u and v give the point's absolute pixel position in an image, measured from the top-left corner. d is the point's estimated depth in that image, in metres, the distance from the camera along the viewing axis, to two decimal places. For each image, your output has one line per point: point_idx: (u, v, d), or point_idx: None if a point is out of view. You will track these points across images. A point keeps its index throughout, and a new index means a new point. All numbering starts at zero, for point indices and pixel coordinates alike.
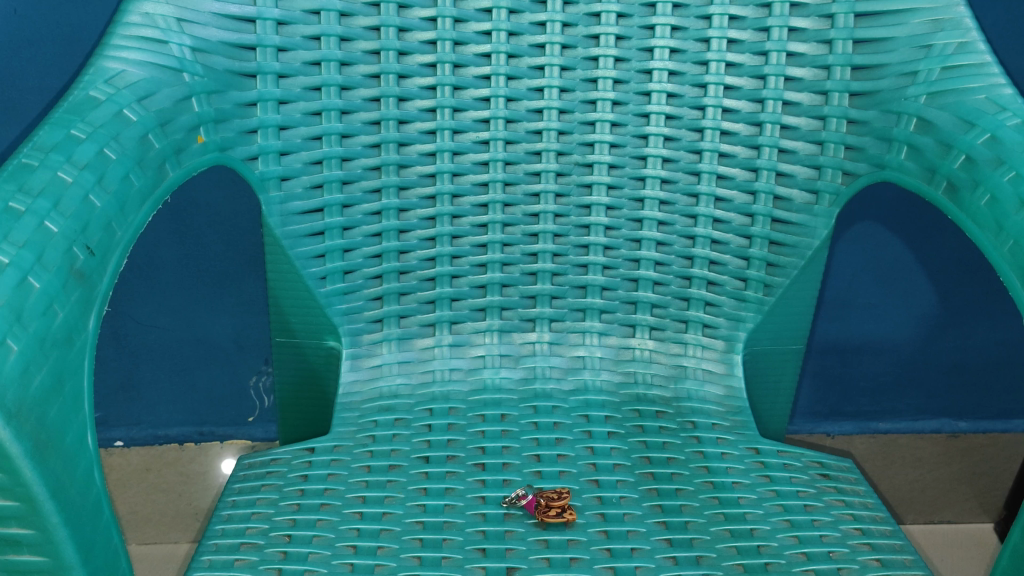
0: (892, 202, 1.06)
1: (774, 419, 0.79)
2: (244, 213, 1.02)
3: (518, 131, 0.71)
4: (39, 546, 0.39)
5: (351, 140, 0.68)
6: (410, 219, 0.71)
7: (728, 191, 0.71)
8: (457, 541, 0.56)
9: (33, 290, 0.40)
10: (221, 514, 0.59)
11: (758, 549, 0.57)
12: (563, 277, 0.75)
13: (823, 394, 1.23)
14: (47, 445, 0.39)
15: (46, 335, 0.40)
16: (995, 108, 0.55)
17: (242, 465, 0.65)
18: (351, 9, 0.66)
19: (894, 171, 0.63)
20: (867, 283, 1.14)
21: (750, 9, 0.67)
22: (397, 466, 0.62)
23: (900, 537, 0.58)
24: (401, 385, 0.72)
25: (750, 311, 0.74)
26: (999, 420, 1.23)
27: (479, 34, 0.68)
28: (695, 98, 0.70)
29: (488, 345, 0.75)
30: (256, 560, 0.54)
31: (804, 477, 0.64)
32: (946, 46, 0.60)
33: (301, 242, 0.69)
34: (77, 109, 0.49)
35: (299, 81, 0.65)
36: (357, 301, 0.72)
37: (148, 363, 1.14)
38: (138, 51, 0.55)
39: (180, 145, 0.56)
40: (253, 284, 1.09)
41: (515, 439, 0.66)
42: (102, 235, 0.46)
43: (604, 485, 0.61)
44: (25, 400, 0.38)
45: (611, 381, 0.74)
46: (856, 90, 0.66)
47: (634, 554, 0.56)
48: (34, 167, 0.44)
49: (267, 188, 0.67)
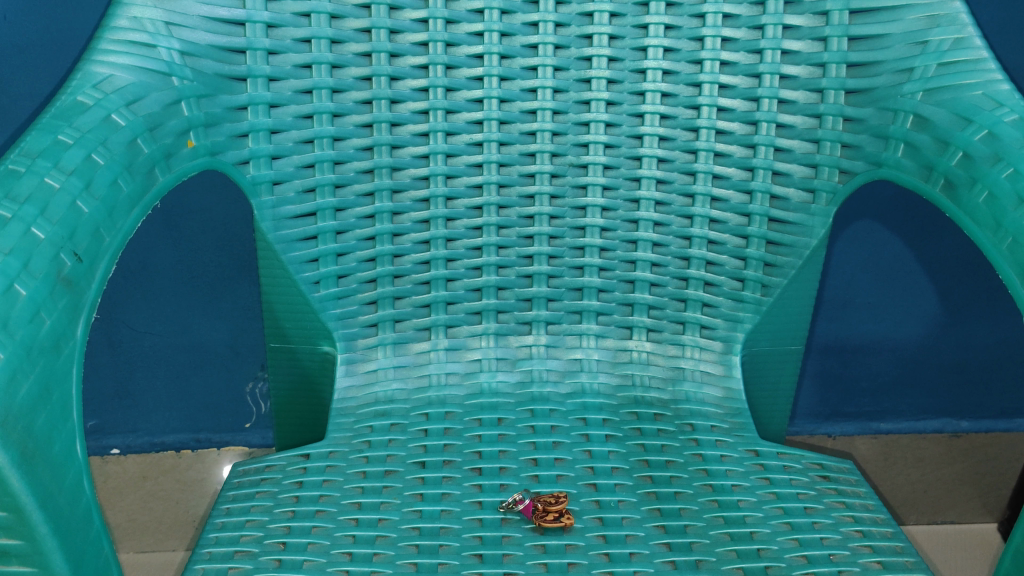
0: (890, 200, 1.06)
1: (775, 420, 0.78)
2: (239, 218, 1.02)
3: (513, 132, 0.70)
4: (27, 556, 0.38)
5: (344, 144, 0.68)
6: (404, 222, 0.71)
7: (725, 191, 0.71)
8: (453, 547, 0.55)
9: (20, 298, 0.40)
10: (214, 522, 0.58)
11: (759, 552, 0.56)
12: (559, 279, 0.74)
13: (823, 395, 1.22)
14: (34, 452, 0.38)
15: (33, 343, 0.40)
16: (992, 105, 0.54)
17: (236, 472, 0.64)
18: (342, 12, 0.66)
19: (890, 168, 0.63)
20: (866, 282, 1.13)
21: (743, 7, 0.67)
22: (393, 471, 0.62)
23: (902, 538, 0.58)
24: (397, 390, 0.71)
25: (748, 312, 0.73)
26: (1001, 420, 1.23)
27: (472, 35, 0.68)
28: (689, 97, 0.69)
29: (484, 349, 0.74)
30: (249, 568, 0.53)
31: (804, 479, 0.63)
32: (942, 42, 0.60)
33: (294, 246, 0.68)
34: (65, 114, 0.49)
35: (290, 84, 0.65)
36: (351, 305, 0.72)
37: (143, 370, 1.13)
38: (126, 56, 0.55)
39: (169, 149, 0.56)
40: (250, 289, 1.08)
41: (512, 443, 0.65)
42: (91, 241, 0.46)
43: (602, 489, 0.61)
44: (12, 408, 0.37)
45: (608, 384, 0.73)
46: (851, 87, 0.65)
47: (633, 559, 0.55)
48: (20, 173, 0.44)
49: (259, 192, 0.66)
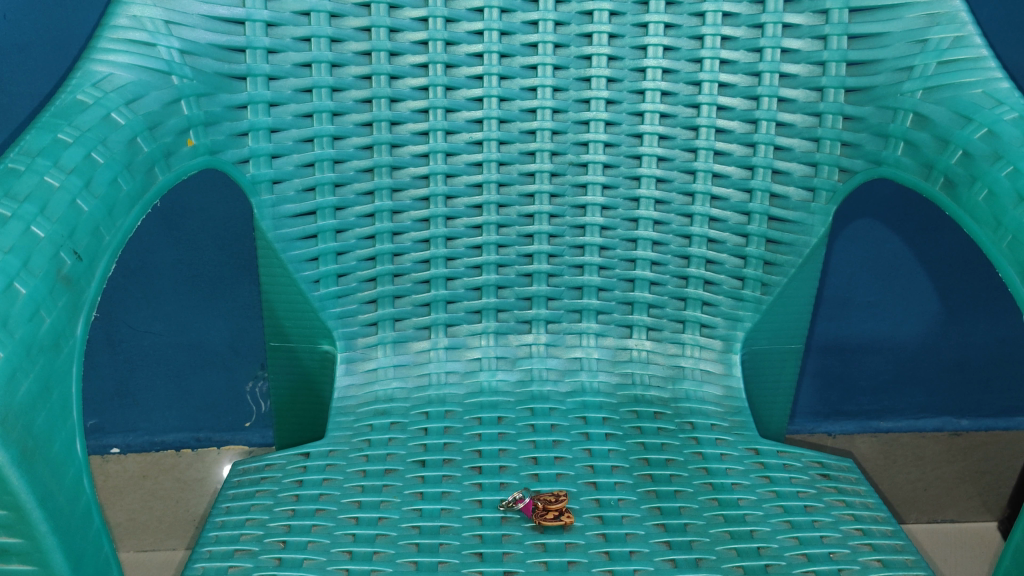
0: (890, 198, 1.06)
1: (775, 419, 0.77)
2: (238, 217, 1.02)
3: (512, 131, 0.70)
4: (27, 555, 0.38)
5: (343, 143, 0.68)
6: (404, 221, 0.71)
7: (724, 189, 0.71)
8: (454, 545, 0.55)
9: (20, 296, 0.40)
10: (214, 521, 0.58)
11: (758, 550, 0.56)
12: (559, 277, 0.74)
13: (823, 394, 1.22)
14: (34, 451, 0.38)
15: (33, 342, 0.40)
16: (991, 103, 0.54)
17: (236, 471, 0.64)
18: (341, 10, 0.66)
19: (890, 167, 0.63)
20: (867, 281, 1.13)
21: (743, 5, 0.67)
22: (393, 470, 0.62)
23: (902, 536, 0.58)
24: (397, 388, 0.71)
25: (748, 310, 0.73)
26: (1002, 418, 1.22)
27: (472, 34, 0.68)
28: (689, 95, 0.69)
29: (484, 347, 0.74)
30: (250, 567, 0.53)
31: (804, 477, 0.63)
32: (941, 41, 0.60)
33: (294, 245, 0.68)
34: (65, 112, 0.49)
35: (290, 83, 0.65)
36: (350, 304, 0.72)
37: (144, 369, 1.13)
38: (125, 55, 0.55)
39: (169, 148, 0.56)
40: (249, 288, 1.08)
41: (512, 441, 0.65)
42: (90, 240, 0.46)
43: (602, 487, 0.61)
44: (12, 407, 0.37)
45: (608, 382, 0.73)
46: (851, 86, 0.65)
47: (633, 557, 0.55)
48: (20, 171, 0.44)
49: (258, 191, 0.66)
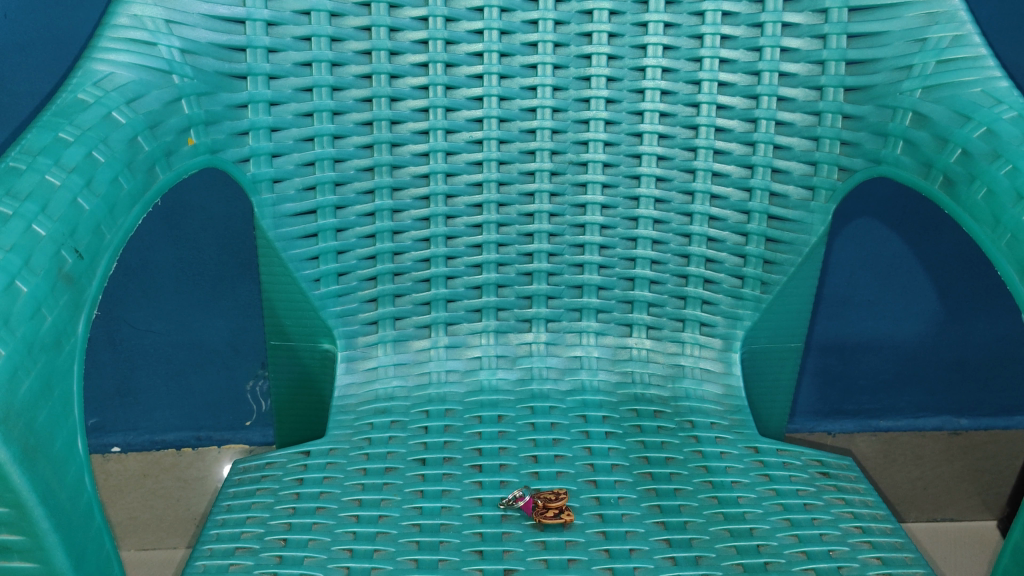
0: (890, 197, 1.06)
1: (774, 417, 0.77)
2: (239, 216, 1.02)
3: (512, 130, 0.70)
4: (29, 552, 0.38)
5: (344, 142, 0.68)
6: (404, 220, 0.71)
7: (724, 188, 0.71)
8: (454, 543, 0.55)
9: (21, 294, 0.40)
10: (215, 519, 0.58)
11: (758, 548, 0.56)
12: (559, 276, 0.74)
13: (823, 393, 1.23)
14: (35, 448, 0.38)
15: (34, 340, 0.40)
16: (990, 102, 0.54)
17: (236, 470, 0.64)
18: (341, 10, 0.66)
19: (889, 166, 0.63)
20: (866, 280, 1.13)
21: (742, 4, 0.67)
22: (393, 468, 0.62)
23: (901, 534, 0.58)
24: (398, 387, 0.71)
25: (747, 309, 0.73)
26: (1000, 417, 1.23)
27: (472, 33, 0.68)
28: (689, 94, 0.69)
29: (484, 346, 0.74)
30: (250, 564, 0.54)
31: (803, 475, 0.63)
32: (940, 40, 0.60)
33: (294, 244, 0.68)
34: (66, 111, 0.49)
35: (290, 82, 0.65)
36: (351, 303, 0.72)
37: (144, 368, 1.14)
38: (125, 53, 0.55)
39: (169, 147, 0.56)
40: (250, 287, 1.08)
41: (512, 440, 0.65)
42: (91, 238, 0.46)
43: (602, 486, 0.61)
44: (14, 404, 0.37)
45: (608, 381, 0.73)
46: (850, 84, 0.65)
47: (633, 555, 0.55)
48: (21, 170, 0.44)
49: (259, 190, 0.66)
